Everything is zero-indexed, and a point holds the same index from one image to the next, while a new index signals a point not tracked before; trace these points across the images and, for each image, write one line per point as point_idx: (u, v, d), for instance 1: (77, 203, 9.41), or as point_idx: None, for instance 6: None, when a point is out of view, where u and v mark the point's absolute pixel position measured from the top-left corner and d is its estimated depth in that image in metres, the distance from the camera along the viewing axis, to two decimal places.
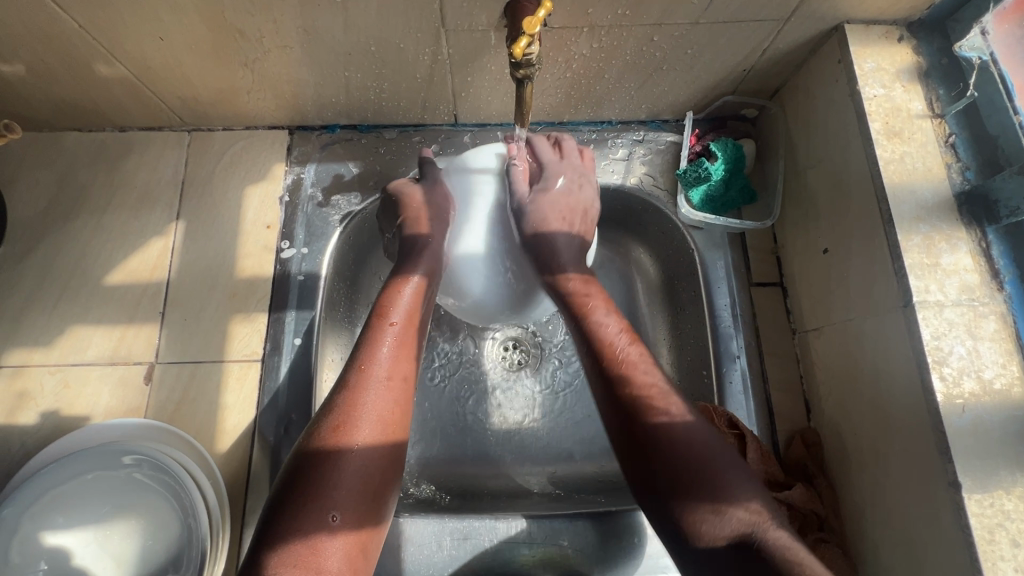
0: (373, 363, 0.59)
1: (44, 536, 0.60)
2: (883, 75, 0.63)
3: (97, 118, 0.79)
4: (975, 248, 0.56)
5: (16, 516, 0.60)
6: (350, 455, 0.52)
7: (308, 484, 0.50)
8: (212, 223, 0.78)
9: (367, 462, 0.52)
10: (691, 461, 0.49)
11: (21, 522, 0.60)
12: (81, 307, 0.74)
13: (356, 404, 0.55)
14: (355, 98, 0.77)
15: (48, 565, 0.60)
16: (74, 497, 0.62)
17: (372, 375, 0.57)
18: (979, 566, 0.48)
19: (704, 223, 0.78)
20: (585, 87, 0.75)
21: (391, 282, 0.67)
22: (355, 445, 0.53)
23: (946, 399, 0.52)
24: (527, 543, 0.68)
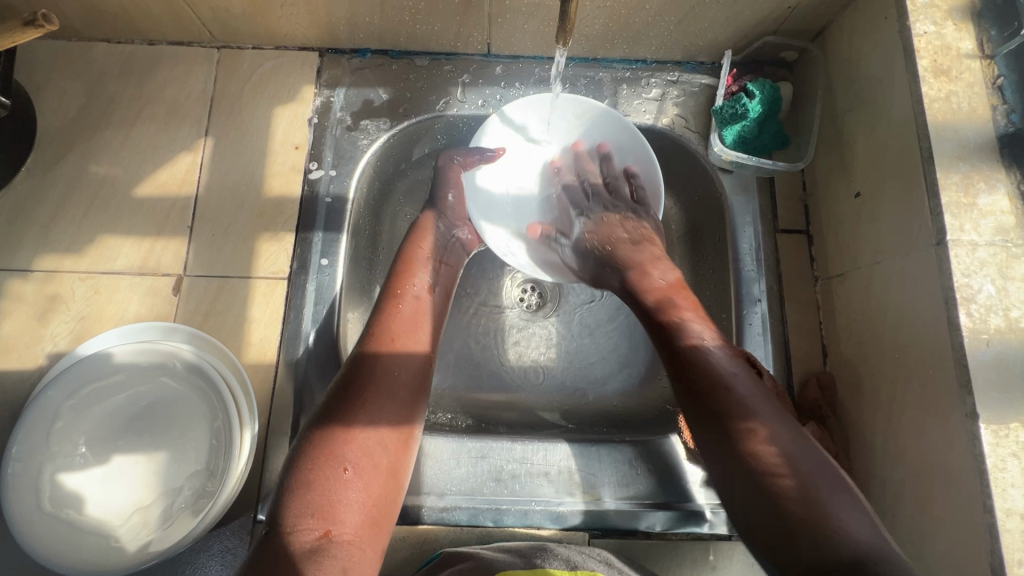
0: (407, 288, 0.64)
1: (82, 423, 0.63)
2: (935, 12, 0.61)
3: (127, 27, 0.78)
4: (1013, 190, 0.56)
5: (59, 401, 0.62)
6: (382, 369, 0.56)
7: (345, 395, 0.54)
8: (241, 141, 0.78)
9: (397, 383, 0.56)
10: (767, 436, 0.48)
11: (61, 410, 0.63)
12: (111, 217, 0.75)
13: (392, 329, 0.60)
14: (389, 20, 0.75)
15: (86, 450, 0.63)
16: (110, 390, 0.65)
17: (404, 304, 0.62)
18: (989, 492, 0.49)
19: (735, 165, 0.77)
20: (624, 19, 0.73)
21: (418, 223, 0.71)
22: (388, 361, 0.57)
23: (972, 334, 0.52)
24: (544, 466, 0.70)
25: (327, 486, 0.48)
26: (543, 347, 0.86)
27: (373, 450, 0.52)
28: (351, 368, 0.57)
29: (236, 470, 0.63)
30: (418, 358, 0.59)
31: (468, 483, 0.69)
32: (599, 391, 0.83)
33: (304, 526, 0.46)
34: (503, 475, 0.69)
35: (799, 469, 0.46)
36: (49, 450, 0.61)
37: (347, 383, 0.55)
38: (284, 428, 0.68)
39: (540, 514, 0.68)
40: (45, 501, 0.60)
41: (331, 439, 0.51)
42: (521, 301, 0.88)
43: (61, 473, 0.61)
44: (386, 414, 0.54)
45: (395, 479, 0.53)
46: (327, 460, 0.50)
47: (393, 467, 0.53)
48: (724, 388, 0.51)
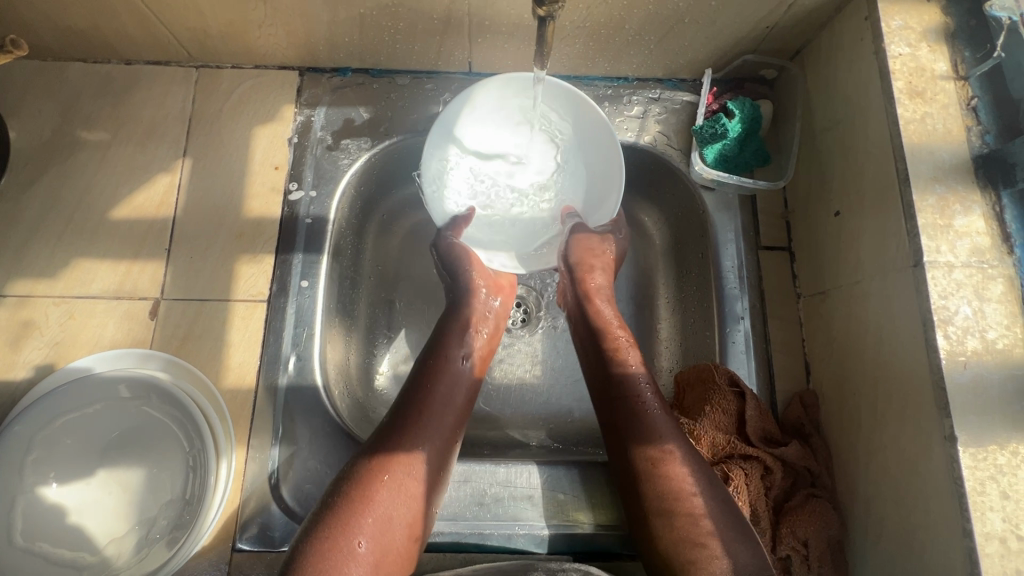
0: (456, 352, 0.68)
1: (55, 454, 0.62)
2: (910, 34, 0.62)
3: (103, 47, 0.77)
4: (988, 211, 0.56)
5: (32, 433, 0.61)
6: (427, 425, 0.61)
7: (386, 450, 0.59)
8: (219, 162, 0.77)
9: (427, 447, 0.60)
10: (645, 433, 0.62)
11: (34, 441, 0.61)
12: (86, 240, 0.74)
13: (438, 388, 0.64)
14: (369, 40, 0.75)
15: (58, 481, 0.61)
16: (82, 419, 0.64)
17: (452, 364, 0.67)
18: (968, 515, 0.49)
19: (716, 183, 0.77)
20: (605, 38, 0.73)
21: None
22: (431, 418, 0.62)
23: (949, 356, 0.53)
24: (527, 493, 0.69)
25: (350, 531, 0.53)
26: (528, 365, 0.85)
27: (397, 504, 0.56)
28: (396, 415, 0.62)
29: (212, 499, 0.62)
30: (454, 416, 0.64)
31: (450, 507, 0.68)
32: (584, 408, 0.83)
33: None
34: (485, 499, 0.68)
35: (675, 506, 0.59)
36: (23, 482, 0.60)
37: (394, 429, 0.61)
38: (263, 455, 0.66)
39: (523, 539, 0.67)
40: (18, 535, 0.59)
41: (354, 503, 0.55)
42: (506, 318, 0.87)
43: (33, 506, 0.60)
44: (416, 472, 0.58)
45: (410, 535, 0.57)
46: (345, 521, 0.54)
47: (410, 524, 0.57)
48: (649, 424, 0.63)
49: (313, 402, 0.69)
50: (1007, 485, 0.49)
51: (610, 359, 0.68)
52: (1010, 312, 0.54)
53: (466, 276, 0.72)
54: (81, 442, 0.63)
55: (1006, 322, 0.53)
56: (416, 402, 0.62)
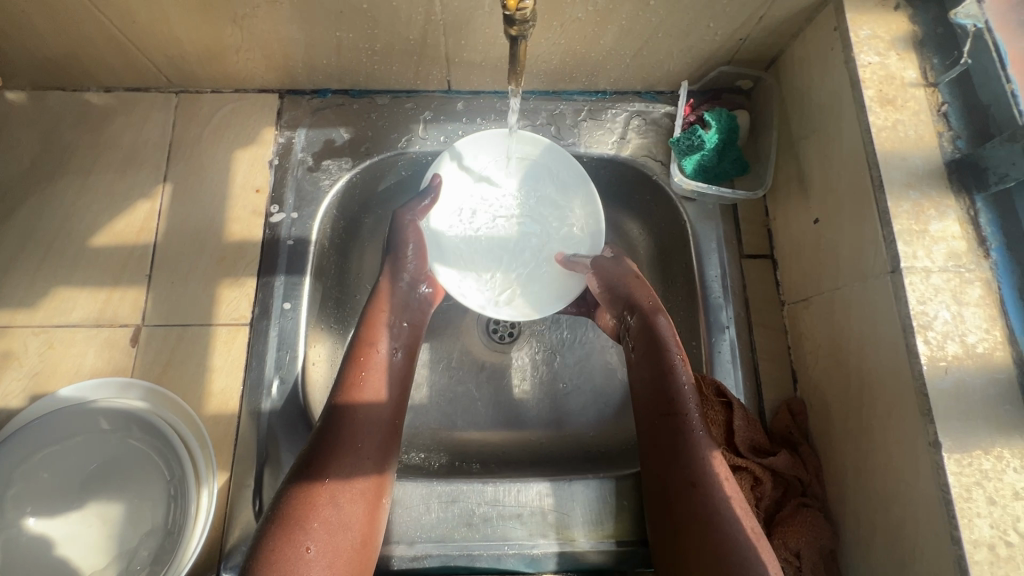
0: (378, 346, 0.64)
1: (34, 488, 0.61)
2: (879, 43, 0.63)
3: (82, 76, 0.77)
4: (963, 215, 0.57)
5: (8, 467, 0.60)
6: (357, 431, 0.57)
7: (322, 454, 0.55)
8: (201, 187, 0.77)
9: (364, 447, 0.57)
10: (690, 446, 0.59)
11: (13, 476, 0.60)
12: (67, 268, 0.73)
13: (361, 387, 0.60)
14: (347, 62, 0.75)
15: (36, 516, 0.60)
16: (60, 452, 0.62)
17: (373, 360, 0.62)
18: (955, 523, 0.49)
19: (696, 194, 0.77)
20: (581, 54, 0.74)
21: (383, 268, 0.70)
22: (361, 419, 0.58)
23: (930, 361, 0.53)
24: (513, 512, 0.68)
25: (299, 540, 0.50)
26: (516, 380, 0.84)
27: (339, 522, 0.52)
28: (323, 429, 0.57)
29: (194, 529, 0.61)
30: (384, 415, 0.60)
31: (438, 529, 0.66)
32: (574, 422, 0.82)
33: None
34: (473, 520, 0.67)
35: (705, 480, 0.57)
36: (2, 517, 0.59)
37: (319, 444, 0.56)
38: (246, 481, 0.65)
39: (514, 558, 0.66)
40: None
41: (295, 516, 0.51)
42: (494, 333, 0.87)
43: (10, 541, 0.59)
44: (354, 475, 0.55)
45: (361, 541, 0.53)
46: (291, 539, 0.50)
47: (361, 531, 0.54)
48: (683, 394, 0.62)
49: (298, 426, 0.68)
50: (993, 490, 0.49)
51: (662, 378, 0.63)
52: (989, 315, 0.54)
53: (400, 275, 0.69)
54: (61, 473, 0.62)
55: (985, 325, 0.54)
56: (344, 402, 0.58)
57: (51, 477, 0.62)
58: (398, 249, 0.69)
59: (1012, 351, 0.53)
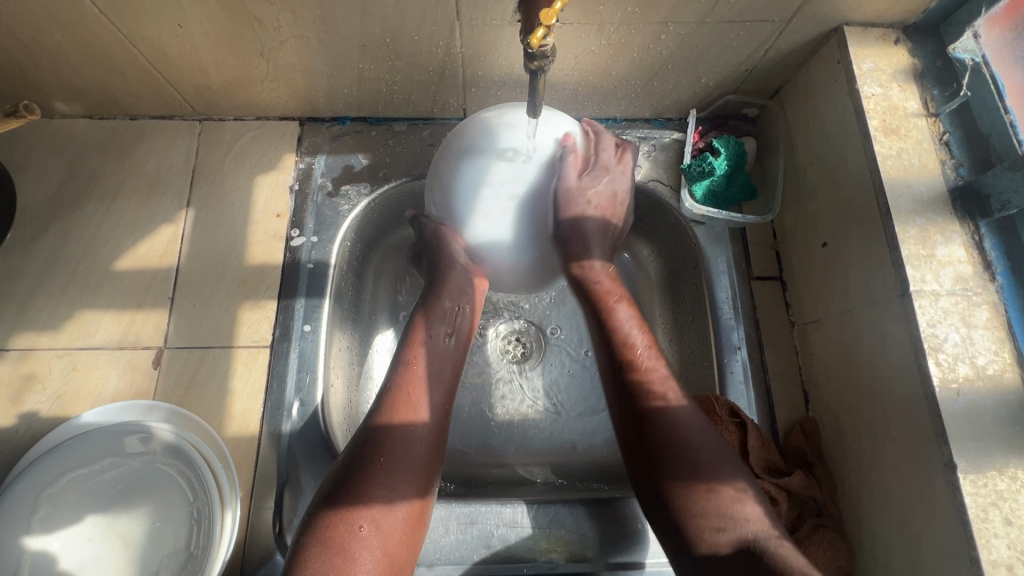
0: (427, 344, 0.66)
1: (58, 513, 0.61)
2: (881, 75, 0.66)
3: (109, 105, 0.79)
4: (968, 240, 0.59)
5: (36, 491, 0.61)
6: (406, 439, 0.58)
7: (374, 447, 0.57)
8: (222, 211, 0.79)
9: (416, 441, 0.59)
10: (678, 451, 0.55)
11: (39, 501, 0.61)
12: (91, 291, 0.75)
13: (412, 396, 0.61)
14: (367, 91, 0.78)
15: (59, 542, 0.60)
16: (84, 475, 0.63)
17: (422, 363, 0.64)
18: (973, 543, 0.49)
19: (706, 218, 0.79)
20: (593, 84, 0.77)
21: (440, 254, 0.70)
22: (410, 427, 0.59)
23: (942, 383, 0.54)
24: (532, 532, 0.68)
25: (349, 528, 0.52)
26: (530, 400, 0.86)
27: (387, 518, 0.54)
28: (374, 428, 0.59)
29: (217, 550, 0.61)
30: (430, 420, 0.61)
31: (457, 552, 0.67)
32: (587, 442, 0.84)
33: None
34: (492, 541, 0.67)
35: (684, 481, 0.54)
36: (27, 543, 0.59)
37: (372, 440, 0.58)
38: (267, 503, 0.66)
39: None
40: None
41: (347, 508, 0.53)
42: (506, 353, 0.89)
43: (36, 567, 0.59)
44: (402, 481, 0.56)
45: (403, 552, 0.54)
46: (343, 527, 0.52)
47: (403, 547, 0.54)
48: (685, 441, 0.56)
49: (317, 447, 0.69)
50: (1009, 511, 0.50)
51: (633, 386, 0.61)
52: (997, 338, 0.55)
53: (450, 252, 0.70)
54: (85, 498, 0.62)
55: (994, 347, 0.55)
56: (393, 401, 0.60)
57: (77, 500, 0.62)
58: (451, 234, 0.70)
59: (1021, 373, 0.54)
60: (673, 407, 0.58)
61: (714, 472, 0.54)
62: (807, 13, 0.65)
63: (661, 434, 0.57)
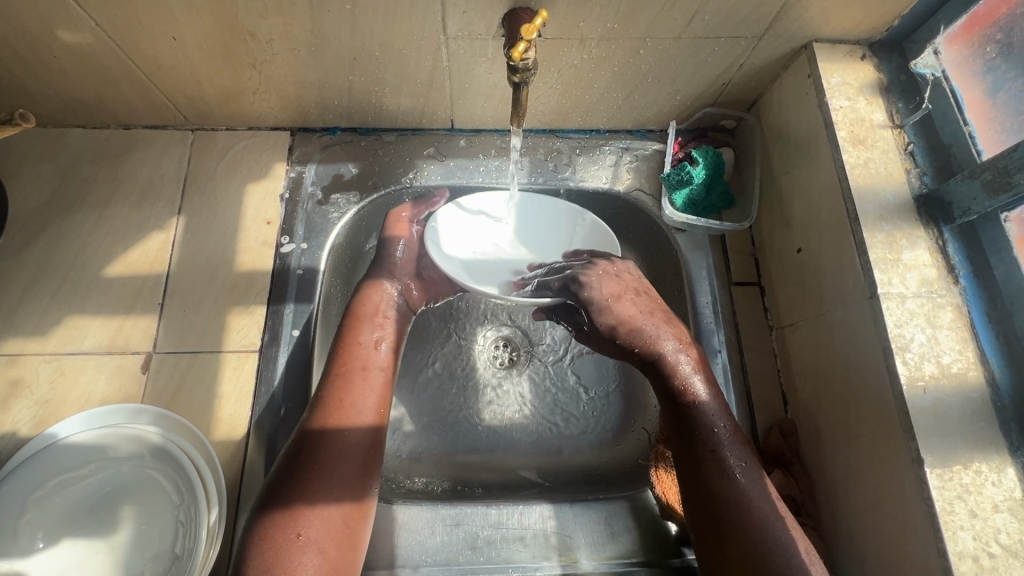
0: (359, 356, 0.67)
1: (45, 513, 0.62)
2: (848, 89, 0.69)
3: (103, 115, 0.81)
4: (933, 245, 0.62)
5: (25, 490, 0.61)
6: (338, 441, 0.60)
7: (306, 456, 0.58)
8: (214, 218, 0.80)
9: (349, 448, 0.60)
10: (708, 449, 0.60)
11: (27, 500, 0.61)
12: (80, 297, 0.75)
13: (337, 405, 0.62)
14: (357, 102, 0.80)
15: (44, 542, 0.60)
16: (74, 476, 0.64)
17: (348, 371, 0.65)
18: (940, 535, 0.51)
19: (686, 225, 0.82)
20: (576, 96, 0.79)
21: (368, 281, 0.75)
22: (341, 429, 0.61)
23: (909, 381, 0.56)
24: (520, 534, 0.69)
25: (286, 534, 0.53)
26: (517, 406, 0.88)
27: (327, 519, 0.55)
28: (302, 438, 0.60)
29: (199, 558, 0.60)
30: (366, 427, 0.63)
31: (442, 554, 0.67)
32: (574, 446, 0.85)
33: None
34: (478, 543, 0.68)
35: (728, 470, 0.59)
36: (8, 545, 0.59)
37: (301, 451, 0.59)
38: (253, 506, 0.66)
39: None
40: None
41: (283, 515, 0.54)
42: (494, 359, 0.91)
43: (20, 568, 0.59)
44: (339, 487, 0.58)
45: (345, 546, 0.56)
46: (279, 534, 0.53)
47: (345, 540, 0.56)
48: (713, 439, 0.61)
49: None
50: (973, 503, 0.52)
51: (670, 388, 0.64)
52: (961, 338, 0.58)
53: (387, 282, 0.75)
54: (74, 498, 0.63)
55: (959, 346, 0.58)
56: (326, 411, 0.62)
57: (65, 504, 0.63)
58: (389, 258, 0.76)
59: (983, 371, 0.57)
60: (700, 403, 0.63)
61: (728, 467, 0.59)
62: (777, 30, 0.68)
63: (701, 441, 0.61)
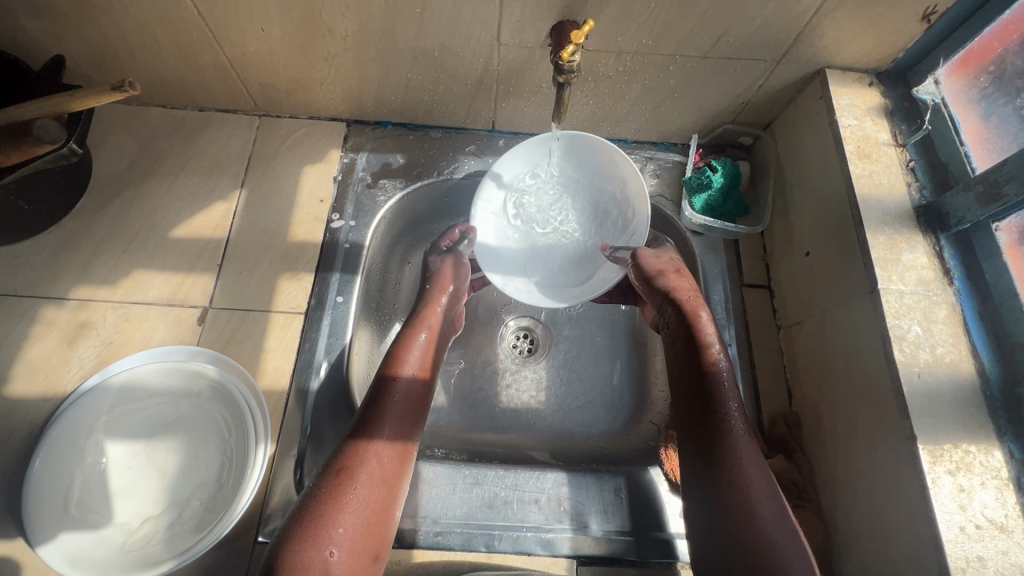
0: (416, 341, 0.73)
1: (108, 438, 0.67)
2: (856, 110, 0.76)
3: (183, 97, 0.90)
4: (930, 250, 0.68)
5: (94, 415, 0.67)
6: (398, 398, 0.67)
7: (368, 419, 0.64)
8: (273, 193, 0.88)
9: (400, 419, 0.65)
10: (715, 416, 0.65)
11: (95, 425, 0.67)
12: (148, 253, 0.83)
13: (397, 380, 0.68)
14: (411, 99, 0.89)
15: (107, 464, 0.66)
16: (134, 407, 0.69)
17: (410, 354, 0.71)
18: (930, 503, 0.56)
19: (703, 228, 0.89)
20: (609, 106, 0.88)
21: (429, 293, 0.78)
22: (403, 388, 0.67)
23: (905, 366, 0.61)
24: (536, 502, 0.72)
25: (342, 484, 0.58)
26: (533, 391, 0.93)
27: (377, 476, 0.60)
28: (369, 401, 0.66)
29: (247, 485, 0.67)
30: (416, 403, 0.68)
31: (461, 511, 0.71)
32: (585, 431, 0.90)
33: (314, 534, 0.54)
34: (496, 502, 0.72)
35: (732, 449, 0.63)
36: (78, 462, 0.65)
37: (366, 414, 0.65)
38: (290, 452, 0.71)
39: (531, 540, 0.70)
40: (71, 508, 0.63)
41: (343, 466, 0.59)
42: (514, 348, 0.97)
43: (86, 484, 0.64)
44: (391, 449, 0.63)
45: (390, 486, 0.61)
46: (338, 484, 0.58)
47: (391, 490, 0.61)
48: (721, 407, 0.66)
49: (339, 406, 0.75)
50: (961, 478, 0.56)
51: (698, 354, 0.70)
52: (955, 333, 0.63)
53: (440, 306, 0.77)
54: (132, 426, 0.68)
55: (952, 339, 0.63)
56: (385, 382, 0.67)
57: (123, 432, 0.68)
58: (443, 282, 0.78)
59: (974, 363, 0.62)
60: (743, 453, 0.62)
61: (734, 445, 0.63)
62: (793, 55, 0.77)
63: (711, 408, 0.66)
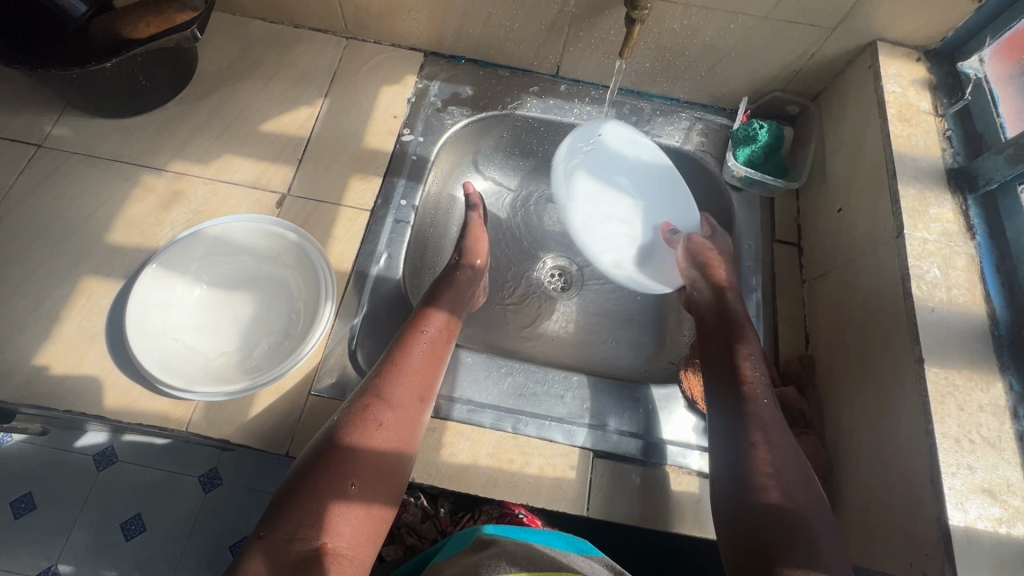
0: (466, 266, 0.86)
1: (205, 274, 0.80)
2: (901, 80, 0.82)
3: (282, 12, 1.00)
4: (957, 207, 0.73)
5: (197, 253, 0.80)
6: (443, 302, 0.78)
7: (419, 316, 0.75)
8: (352, 105, 0.97)
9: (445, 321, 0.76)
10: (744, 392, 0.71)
11: (195, 262, 0.80)
12: (239, 142, 0.92)
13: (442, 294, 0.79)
14: (487, 35, 0.97)
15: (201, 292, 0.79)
16: (229, 254, 0.82)
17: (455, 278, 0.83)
18: (931, 416, 0.61)
19: (742, 184, 0.95)
20: (668, 61, 0.94)
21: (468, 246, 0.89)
22: (448, 297, 0.79)
23: (920, 301, 0.67)
24: (561, 400, 0.79)
25: (396, 362, 0.70)
26: (563, 321, 1.00)
27: (422, 359, 0.71)
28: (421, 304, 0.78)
29: (308, 338, 0.76)
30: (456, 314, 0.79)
31: (493, 396, 0.79)
32: (609, 360, 0.95)
33: (370, 399, 0.66)
34: (525, 393, 0.80)
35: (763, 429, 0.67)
36: (177, 286, 0.78)
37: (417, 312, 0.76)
38: (349, 323, 0.79)
39: (554, 429, 0.77)
40: (166, 321, 0.76)
41: (396, 349, 0.71)
42: (549, 282, 1.04)
43: (182, 305, 0.78)
44: (435, 343, 0.74)
45: (432, 371, 0.72)
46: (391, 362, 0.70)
47: (432, 372, 0.71)
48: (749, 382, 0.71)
49: (394, 291, 0.83)
50: (961, 399, 0.62)
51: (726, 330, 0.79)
52: (970, 279, 0.68)
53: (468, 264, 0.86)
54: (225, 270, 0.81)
55: (968, 284, 0.68)
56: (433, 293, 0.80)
57: (218, 272, 0.81)
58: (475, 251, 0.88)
59: (986, 305, 0.67)
60: (770, 422, 0.67)
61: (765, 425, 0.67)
62: (848, 24, 0.82)
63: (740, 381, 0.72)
